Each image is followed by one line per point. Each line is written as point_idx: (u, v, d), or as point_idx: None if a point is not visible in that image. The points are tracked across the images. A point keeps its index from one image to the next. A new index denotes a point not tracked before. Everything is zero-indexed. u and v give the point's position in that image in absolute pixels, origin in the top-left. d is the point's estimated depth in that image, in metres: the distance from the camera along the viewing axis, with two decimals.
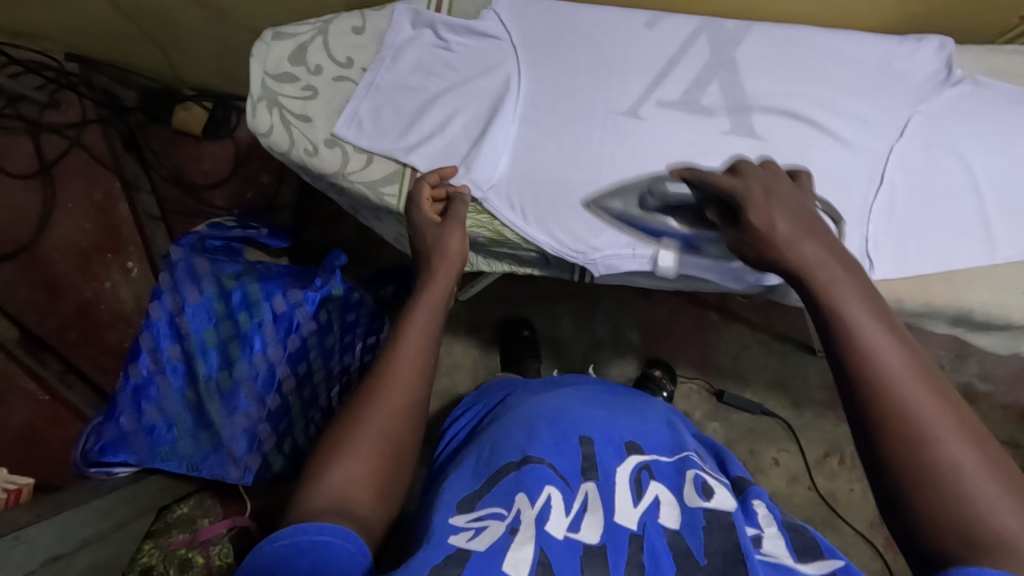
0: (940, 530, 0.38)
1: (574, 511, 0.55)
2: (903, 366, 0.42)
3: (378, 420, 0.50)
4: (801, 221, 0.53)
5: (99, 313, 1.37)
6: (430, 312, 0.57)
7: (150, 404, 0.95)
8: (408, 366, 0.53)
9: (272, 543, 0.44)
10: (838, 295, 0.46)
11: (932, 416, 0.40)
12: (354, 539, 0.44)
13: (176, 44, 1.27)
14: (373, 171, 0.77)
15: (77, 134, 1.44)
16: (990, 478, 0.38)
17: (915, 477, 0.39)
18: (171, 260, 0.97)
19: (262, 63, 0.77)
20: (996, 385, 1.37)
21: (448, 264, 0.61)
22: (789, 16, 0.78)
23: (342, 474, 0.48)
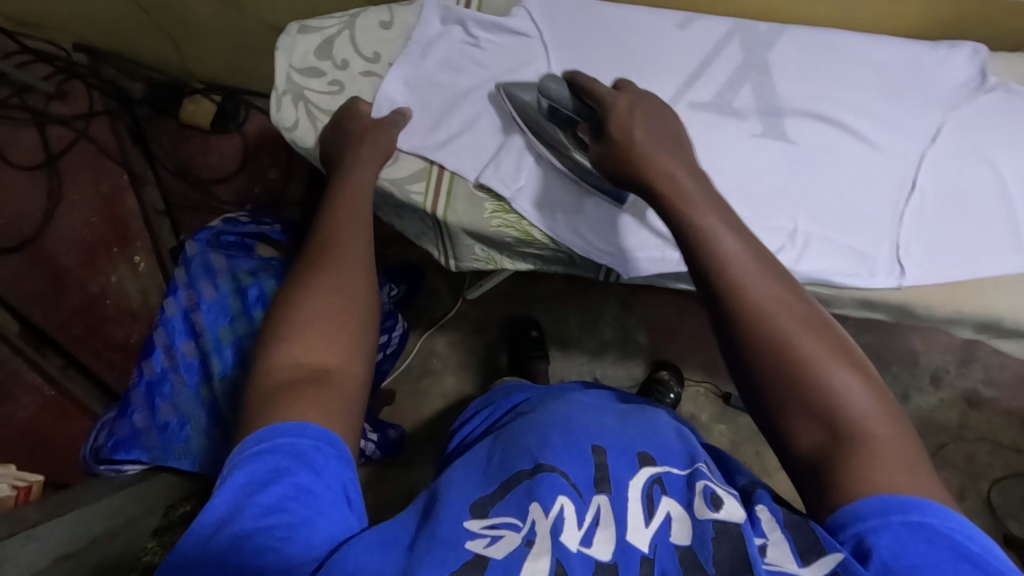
0: (810, 431, 0.47)
1: (586, 525, 0.48)
2: (767, 290, 0.51)
3: (320, 300, 0.53)
4: (661, 134, 0.64)
5: (105, 308, 1.34)
6: (353, 207, 0.62)
7: (163, 402, 0.93)
8: (348, 255, 0.58)
9: (252, 443, 0.46)
10: (710, 230, 0.55)
11: (791, 325, 0.49)
12: (320, 432, 0.47)
13: (186, 35, 1.25)
14: (399, 167, 0.75)
15: (84, 126, 1.42)
16: (846, 377, 0.47)
17: (786, 385, 0.48)
18: (187, 256, 0.98)
19: (286, 56, 0.76)
20: (1001, 391, 1.38)
21: (366, 163, 0.68)
22: (817, 20, 0.78)
23: (300, 353, 0.51)
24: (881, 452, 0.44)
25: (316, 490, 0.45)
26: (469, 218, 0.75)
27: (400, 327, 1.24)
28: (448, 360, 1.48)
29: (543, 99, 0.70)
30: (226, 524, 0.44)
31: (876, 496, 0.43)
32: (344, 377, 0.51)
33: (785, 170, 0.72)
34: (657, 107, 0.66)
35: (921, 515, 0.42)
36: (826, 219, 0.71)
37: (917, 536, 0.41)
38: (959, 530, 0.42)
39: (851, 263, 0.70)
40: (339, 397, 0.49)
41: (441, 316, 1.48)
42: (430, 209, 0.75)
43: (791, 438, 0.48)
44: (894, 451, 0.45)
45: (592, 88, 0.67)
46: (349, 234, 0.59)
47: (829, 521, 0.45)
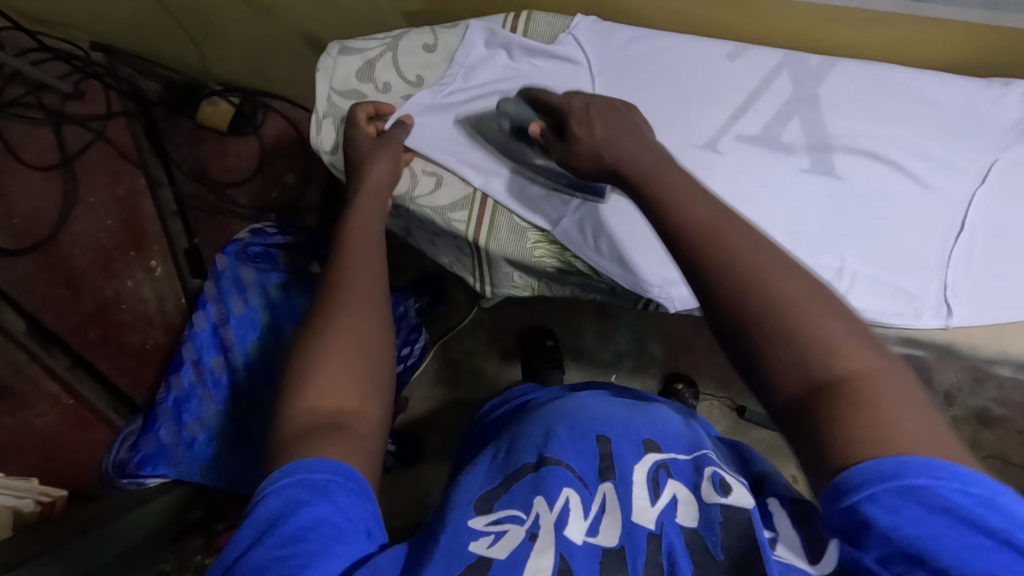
0: (792, 380, 0.40)
1: (592, 514, 0.49)
2: (739, 241, 0.44)
3: (331, 342, 0.51)
4: (618, 121, 0.61)
5: (119, 314, 1.31)
6: (371, 242, 0.61)
7: (190, 417, 0.92)
8: (360, 291, 0.56)
9: (275, 480, 0.44)
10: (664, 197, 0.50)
11: (763, 270, 0.42)
12: (351, 476, 0.45)
13: (205, 37, 1.21)
14: (442, 195, 0.76)
15: (101, 126, 1.39)
16: (831, 320, 0.40)
17: (763, 337, 0.41)
18: (216, 269, 0.96)
19: (328, 78, 0.77)
20: (1012, 410, 1.36)
21: (376, 193, 0.67)
22: (870, 52, 0.76)
23: (320, 381, 0.49)
24: (876, 392, 0.37)
25: (333, 517, 0.42)
26: (513, 248, 0.76)
27: (422, 340, 1.23)
28: (462, 368, 1.45)
29: (505, 120, 0.73)
30: (245, 562, 0.41)
31: (870, 461, 0.35)
32: (358, 417, 0.49)
33: (832, 207, 0.71)
34: (610, 101, 0.64)
35: (915, 479, 0.34)
36: (873, 258, 0.71)
37: (911, 502, 0.34)
38: (961, 487, 0.34)
39: (897, 304, 0.70)
40: (359, 439, 0.47)
41: (457, 323, 1.46)
42: (472, 237, 0.76)
43: (771, 390, 0.41)
44: (899, 405, 0.37)
45: (548, 98, 0.68)
46: (366, 266, 0.58)
47: (825, 496, 0.37)
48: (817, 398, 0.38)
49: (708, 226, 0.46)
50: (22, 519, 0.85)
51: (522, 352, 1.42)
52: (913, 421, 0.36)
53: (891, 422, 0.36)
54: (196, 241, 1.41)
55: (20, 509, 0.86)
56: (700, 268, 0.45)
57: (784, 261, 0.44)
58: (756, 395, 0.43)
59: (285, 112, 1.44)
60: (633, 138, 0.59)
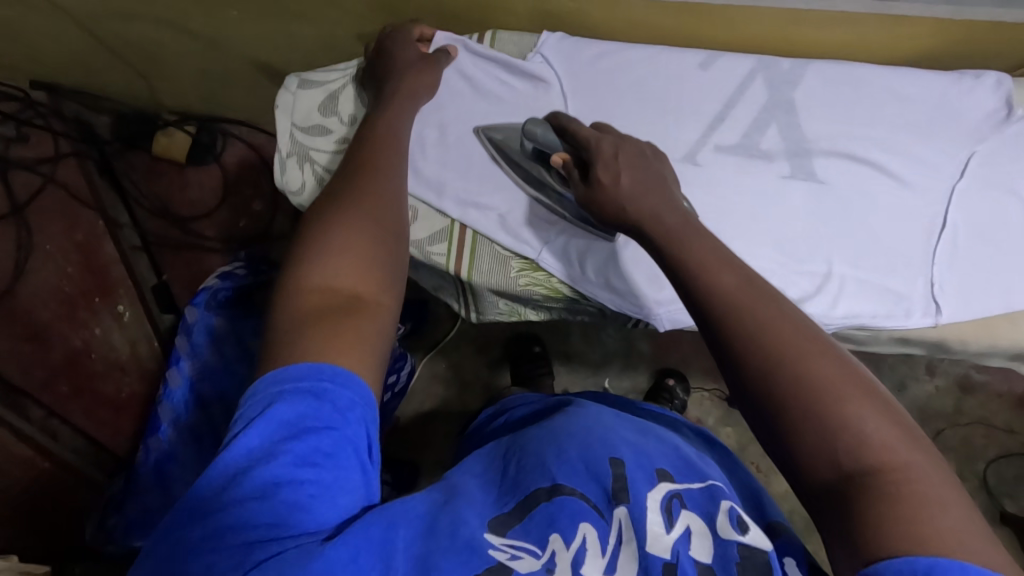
0: (825, 466, 0.39)
1: (609, 550, 0.46)
2: (773, 313, 0.44)
3: (348, 237, 0.50)
4: (646, 176, 0.59)
5: (91, 363, 1.22)
6: (384, 152, 0.59)
7: (174, 477, 0.89)
8: (380, 197, 0.55)
9: (291, 372, 0.43)
10: (707, 266, 0.49)
11: (796, 348, 0.42)
12: (359, 387, 0.44)
13: (151, 70, 1.14)
14: (417, 228, 0.74)
15: (51, 170, 1.30)
16: (862, 402, 0.40)
17: (796, 419, 0.40)
18: (185, 321, 0.92)
19: (289, 115, 0.75)
20: (992, 375, 1.36)
21: (400, 122, 0.64)
22: (839, 49, 0.75)
23: (322, 277, 0.48)
24: (913, 488, 0.37)
25: (353, 441, 0.43)
26: (497, 278, 0.74)
27: (408, 364, 1.20)
28: (450, 382, 1.39)
29: (529, 142, 0.69)
30: (258, 468, 0.41)
31: (907, 557, 0.34)
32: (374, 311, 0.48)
33: (815, 211, 0.71)
34: (640, 147, 0.62)
35: None
36: (859, 261, 0.70)
37: None
38: None
39: (888, 305, 0.69)
40: (366, 330, 0.46)
41: (442, 338, 1.40)
42: (454, 270, 0.74)
43: (802, 471, 0.40)
44: (936, 497, 0.36)
45: (578, 129, 0.64)
46: (386, 178, 0.57)
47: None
48: (851, 486, 0.38)
49: (739, 302, 0.45)
50: None
51: (510, 361, 1.37)
52: (954, 521, 0.36)
53: (928, 522, 0.35)
54: (167, 275, 1.36)
55: None
56: (732, 346, 0.44)
57: (823, 340, 0.43)
58: (782, 472, 0.43)
59: (245, 136, 1.40)
60: (656, 199, 0.57)
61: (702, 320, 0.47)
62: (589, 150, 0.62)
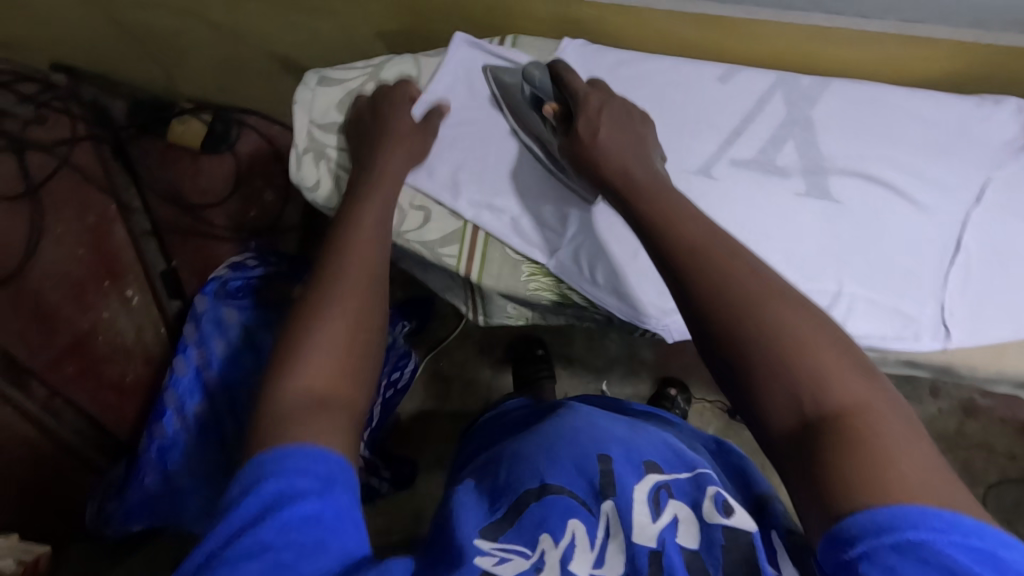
0: (787, 415, 0.41)
1: (598, 544, 0.47)
2: (734, 267, 0.47)
3: (332, 319, 0.51)
4: (624, 133, 0.64)
5: (96, 346, 1.18)
6: (372, 231, 0.61)
7: (175, 465, 0.90)
8: (362, 275, 0.56)
9: (277, 456, 0.42)
10: (673, 222, 0.52)
11: (755, 297, 0.45)
12: (345, 467, 0.43)
13: (172, 58, 1.14)
14: (431, 230, 0.74)
15: (64, 152, 1.23)
16: (820, 347, 0.42)
17: (757, 370, 0.42)
18: (195, 310, 0.93)
19: (307, 111, 0.76)
20: (996, 401, 1.34)
21: (382, 189, 0.65)
22: (860, 67, 0.75)
23: (307, 364, 0.48)
24: (874, 429, 0.38)
25: (341, 512, 0.42)
26: (508, 282, 0.75)
27: (412, 362, 1.20)
28: (452, 381, 1.39)
29: (525, 86, 0.72)
30: (243, 538, 0.39)
31: (873, 510, 0.34)
32: (350, 400, 0.48)
33: (828, 229, 0.71)
34: (626, 108, 0.67)
35: (915, 533, 0.33)
36: (871, 281, 0.70)
37: (913, 559, 0.33)
38: (962, 540, 0.33)
39: (896, 325, 0.70)
40: (345, 418, 0.46)
41: (445, 337, 1.39)
42: (464, 272, 0.75)
43: (767, 425, 0.42)
44: (898, 437, 0.37)
45: (571, 80, 0.69)
46: (366, 255, 0.58)
47: (828, 542, 0.36)
48: (812, 433, 0.39)
49: (702, 254, 0.49)
50: None
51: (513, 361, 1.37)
52: (915, 461, 0.36)
53: (890, 464, 0.36)
54: (175, 263, 1.37)
55: None
56: (697, 296, 0.47)
57: (783, 290, 0.46)
58: (752, 431, 0.44)
59: (260, 128, 1.37)
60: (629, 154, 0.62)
61: (668, 276, 0.50)
62: (576, 102, 0.67)
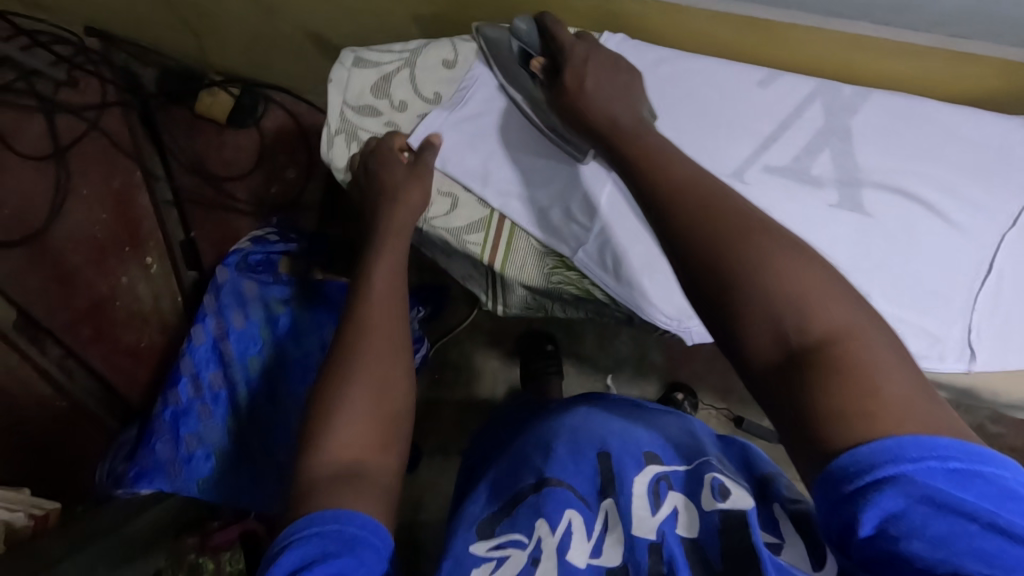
0: (770, 345, 0.41)
1: (595, 535, 0.50)
2: (714, 205, 0.48)
3: (360, 385, 0.51)
4: (609, 82, 0.65)
5: (115, 310, 1.24)
6: (391, 281, 0.62)
7: (188, 433, 0.90)
8: (382, 333, 0.56)
9: (303, 532, 0.42)
10: (651, 164, 0.53)
11: (733, 234, 0.45)
12: (377, 530, 0.44)
13: (204, 30, 1.14)
14: (458, 216, 0.74)
15: (96, 117, 1.29)
16: (797, 276, 0.43)
17: (741, 302, 0.43)
18: (216, 282, 0.94)
19: (341, 91, 0.75)
20: (1008, 428, 1.32)
21: (393, 244, 0.66)
22: (900, 81, 0.73)
23: (336, 437, 0.48)
24: (858, 356, 0.39)
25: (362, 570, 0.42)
26: (533, 276, 0.75)
27: (423, 349, 1.20)
28: (460, 370, 1.38)
29: (514, 42, 0.71)
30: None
31: (868, 444, 0.36)
32: (379, 464, 0.49)
33: (858, 242, 0.70)
34: (611, 58, 0.67)
35: (897, 467, 0.35)
36: (900, 297, 0.69)
37: (895, 492, 0.35)
38: (939, 463, 0.35)
39: (923, 345, 0.69)
40: (377, 485, 0.47)
41: (455, 326, 1.39)
42: (488, 262, 0.75)
43: (748, 357, 0.42)
44: (880, 362, 0.39)
45: (557, 32, 0.68)
46: (383, 311, 0.58)
47: (819, 484, 0.37)
48: (795, 361, 0.40)
49: (689, 194, 0.49)
50: (14, 534, 0.81)
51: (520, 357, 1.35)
52: (898, 385, 0.38)
53: (875, 390, 0.37)
54: (194, 234, 1.33)
55: (11, 523, 0.82)
56: (680, 234, 0.47)
57: (762, 227, 0.46)
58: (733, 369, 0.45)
59: (287, 104, 1.34)
60: (616, 103, 0.64)
61: (649, 216, 0.51)
62: (563, 54, 0.67)
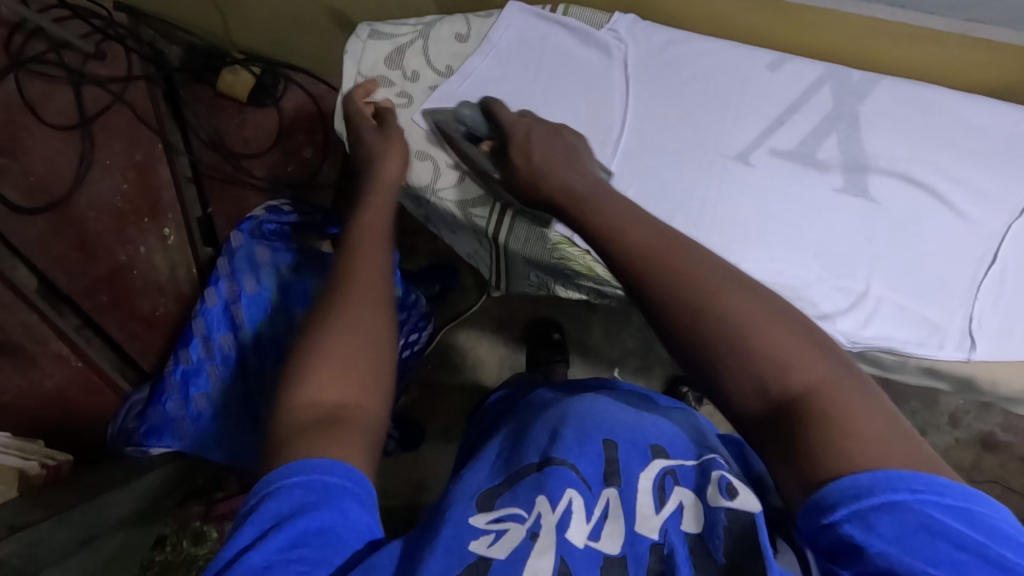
0: (753, 397, 0.42)
1: (594, 519, 0.49)
2: (686, 261, 0.48)
3: (351, 328, 0.53)
4: (554, 148, 0.66)
5: (131, 279, 1.27)
6: (377, 236, 0.61)
7: (197, 392, 0.94)
8: (373, 283, 0.57)
9: (284, 483, 0.44)
10: (613, 230, 0.53)
11: (703, 289, 0.46)
12: (363, 482, 0.45)
13: (228, 10, 1.16)
14: (465, 190, 0.76)
15: (121, 90, 1.30)
16: (774, 330, 0.43)
17: (718, 357, 0.44)
18: (230, 246, 0.97)
19: (356, 62, 0.78)
20: (1018, 436, 1.23)
21: (382, 192, 0.66)
22: (914, 67, 0.73)
23: (323, 383, 0.49)
24: (835, 402, 0.39)
25: (336, 530, 0.43)
26: (535, 249, 0.77)
27: (429, 327, 1.21)
28: (465, 354, 1.40)
29: (460, 125, 0.73)
30: (242, 560, 0.41)
31: (853, 476, 0.36)
32: (358, 410, 0.49)
33: (863, 229, 0.70)
34: (554, 128, 0.69)
35: (894, 493, 0.35)
36: (899, 283, 0.70)
37: (894, 518, 0.35)
38: (937, 500, 0.36)
39: (920, 332, 0.69)
40: (365, 429, 0.48)
41: (464, 310, 1.39)
42: (493, 233, 0.77)
43: (736, 408, 0.43)
44: (860, 410, 0.39)
45: (499, 111, 0.70)
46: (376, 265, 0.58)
47: (806, 509, 0.38)
48: (781, 412, 0.41)
49: (651, 249, 0.50)
50: (29, 481, 0.85)
51: (527, 343, 1.36)
52: (874, 427, 0.38)
53: (853, 433, 0.38)
54: (211, 210, 1.36)
55: (26, 471, 0.86)
56: (648, 297, 0.48)
57: (732, 279, 0.47)
58: (721, 410, 0.46)
59: (306, 85, 1.36)
60: (567, 170, 0.63)
61: (617, 273, 0.52)
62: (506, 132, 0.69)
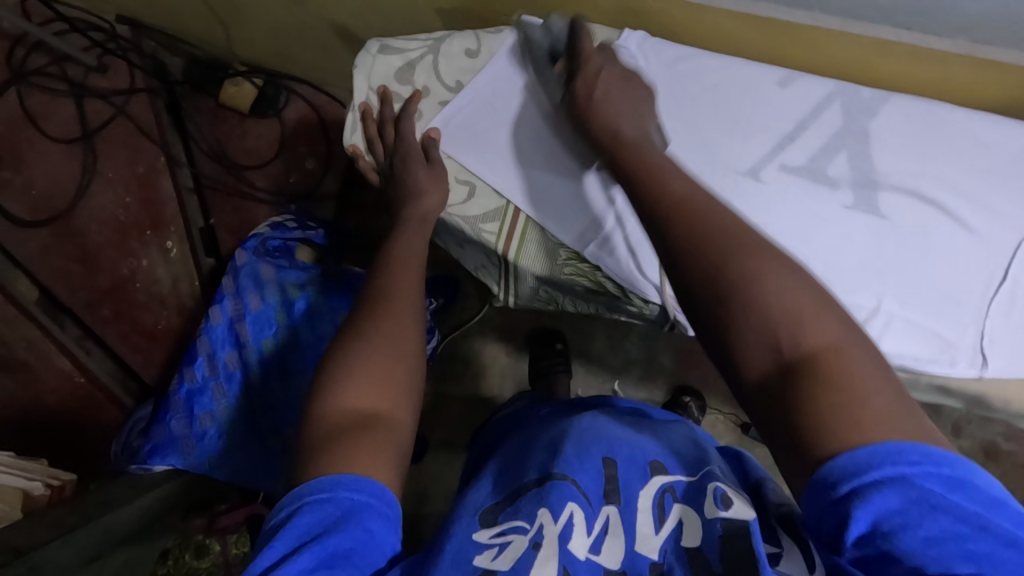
0: (764, 360, 0.43)
1: (595, 534, 0.48)
2: (718, 225, 0.48)
3: (378, 346, 0.53)
4: (620, 91, 0.65)
5: (133, 292, 1.27)
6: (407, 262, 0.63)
7: (201, 411, 0.93)
8: (394, 303, 0.57)
9: (311, 499, 0.43)
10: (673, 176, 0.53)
11: (732, 254, 0.46)
12: (388, 502, 0.45)
13: (230, 23, 1.15)
14: (473, 206, 0.76)
15: (124, 102, 1.30)
16: (797, 296, 0.43)
17: (736, 322, 0.44)
18: (235, 263, 0.97)
19: (366, 76, 0.78)
20: (1021, 445, 1.23)
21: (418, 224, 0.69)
22: (924, 84, 0.73)
23: (346, 402, 0.49)
24: (846, 369, 0.40)
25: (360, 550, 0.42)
26: (544, 266, 0.77)
27: (433, 339, 1.20)
28: (467, 364, 1.39)
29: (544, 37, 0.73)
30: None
31: (857, 449, 0.37)
32: (392, 420, 0.50)
33: (873, 246, 0.70)
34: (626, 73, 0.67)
35: (893, 467, 0.36)
36: (910, 301, 0.70)
37: (896, 493, 0.36)
38: (936, 474, 0.36)
39: (931, 349, 0.69)
40: (389, 442, 0.48)
41: (467, 321, 1.38)
42: (502, 250, 0.77)
43: (743, 371, 0.44)
44: (869, 382, 0.39)
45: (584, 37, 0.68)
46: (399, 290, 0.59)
47: (812, 482, 0.38)
48: (790, 373, 0.41)
49: (688, 210, 0.50)
50: (32, 501, 0.84)
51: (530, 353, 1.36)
52: (882, 399, 0.39)
53: (861, 405, 0.38)
54: (213, 220, 1.34)
55: (29, 491, 0.85)
56: (676, 257, 0.49)
57: (764, 247, 0.47)
58: (727, 378, 0.46)
59: (308, 97, 1.35)
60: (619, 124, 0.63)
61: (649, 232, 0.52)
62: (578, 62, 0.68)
